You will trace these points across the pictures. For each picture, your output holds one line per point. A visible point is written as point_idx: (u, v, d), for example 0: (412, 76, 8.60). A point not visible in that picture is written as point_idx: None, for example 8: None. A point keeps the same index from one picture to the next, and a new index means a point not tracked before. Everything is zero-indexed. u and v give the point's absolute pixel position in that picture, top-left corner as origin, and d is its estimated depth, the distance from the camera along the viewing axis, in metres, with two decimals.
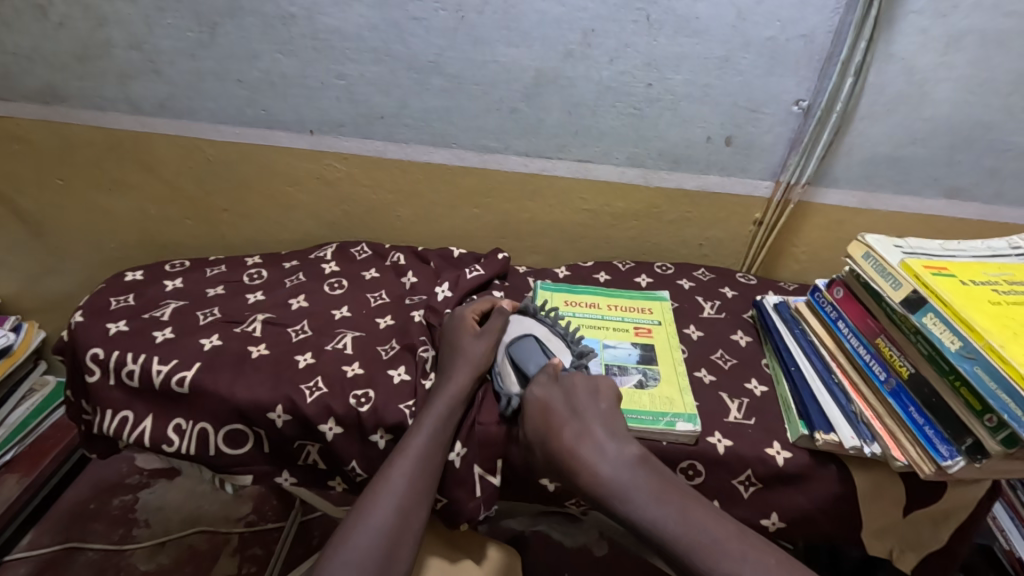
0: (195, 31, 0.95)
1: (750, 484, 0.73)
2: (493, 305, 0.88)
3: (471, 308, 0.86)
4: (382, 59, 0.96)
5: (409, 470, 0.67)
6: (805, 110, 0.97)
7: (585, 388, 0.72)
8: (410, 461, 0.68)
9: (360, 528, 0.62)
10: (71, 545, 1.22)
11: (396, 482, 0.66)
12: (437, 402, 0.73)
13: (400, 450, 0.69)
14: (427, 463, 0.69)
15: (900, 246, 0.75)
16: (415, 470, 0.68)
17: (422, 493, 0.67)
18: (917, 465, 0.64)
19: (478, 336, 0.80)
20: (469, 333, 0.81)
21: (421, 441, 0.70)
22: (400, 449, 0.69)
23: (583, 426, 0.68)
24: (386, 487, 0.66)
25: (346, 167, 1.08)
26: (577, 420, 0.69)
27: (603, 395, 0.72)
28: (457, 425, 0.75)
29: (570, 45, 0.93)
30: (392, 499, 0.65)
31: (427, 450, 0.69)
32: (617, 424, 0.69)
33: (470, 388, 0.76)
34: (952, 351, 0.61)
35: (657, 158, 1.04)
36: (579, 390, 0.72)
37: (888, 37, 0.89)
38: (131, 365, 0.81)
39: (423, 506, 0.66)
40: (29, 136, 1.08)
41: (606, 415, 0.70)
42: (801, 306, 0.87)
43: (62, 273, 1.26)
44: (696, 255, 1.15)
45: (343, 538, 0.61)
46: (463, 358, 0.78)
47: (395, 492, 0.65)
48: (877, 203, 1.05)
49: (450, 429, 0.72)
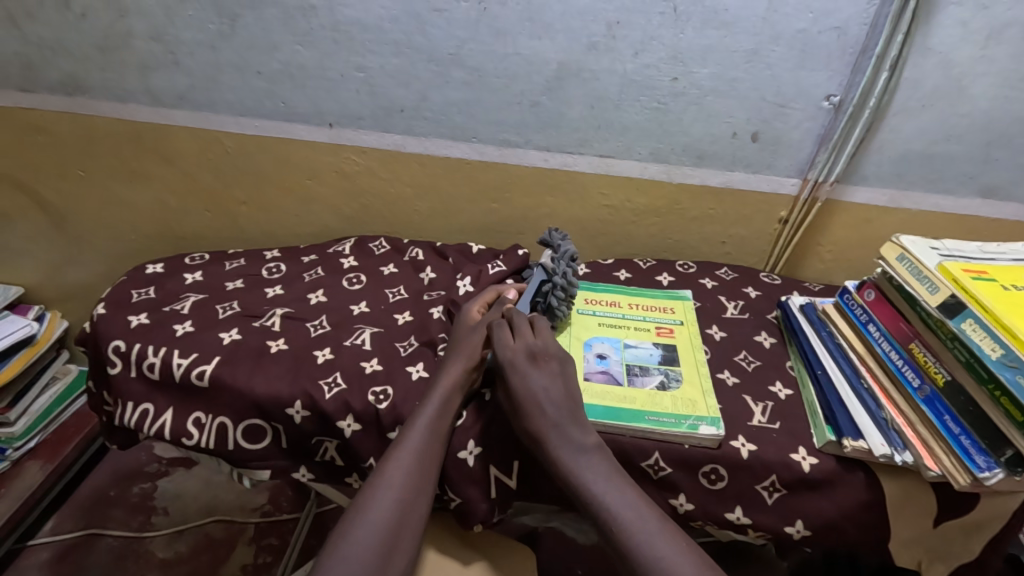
0: (214, 22, 0.95)
1: (774, 490, 0.71)
2: (498, 295, 0.88)
3: (476, 302, 0.85)
4: (402, 51, 0.95)
5: (407, 467, 0.66)
6: (836, 105, 0.94)
7: (556, 375, 0.71)
8: (407, 454, 0.67)
9: (359, 525, 0.61)
10: (92, 532, 1.23)
11: (393, 477, 0.65)
12: (434, 393, 0.73)
13: (394, 447, 0.68)
14: (425, 460, 0.68)
15: (936, 248, 0.72)
16: (413, 468, 0.66)
17: (422, 489, 0.66)
18: (952, 476, 0.61)
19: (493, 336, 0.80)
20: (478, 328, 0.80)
21: (416, 436, 0.69)
22: (396, 445, 0.69)
23: (550, 413, 0.67)
24: (383, 484, 0.65)
25: (365, 161, 1.07)
26: (544, 401, 0.68)
27: (566, 379, 0.71)
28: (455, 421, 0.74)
29: (594, 37, 0.91)
30: (392, 498, 0.64)
31: (427, 449, 0.68)
32: (578, 410, 0.69)
33: (464, 379, 0.75)
34: (993, 359, 0.59)
35: (680, 154, 1.01)
36: (544, 379, 0.70)
37: (925, 29, 0.86)
38: (152, 358, 0.81)
39: (423, 502, 0.66)
40: (51, 127, 1.09)
41: (569, 399, 0.69)
42: (830, 308, 0.85)
43: (84, 263, 1.27)
44: (719, 254, 1.12)
45: (336, 539, 0.60)
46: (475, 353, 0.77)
47: (393, 487, 0.64)
48: (908, 202, 1.02)
49: (446, 426, 0.71)
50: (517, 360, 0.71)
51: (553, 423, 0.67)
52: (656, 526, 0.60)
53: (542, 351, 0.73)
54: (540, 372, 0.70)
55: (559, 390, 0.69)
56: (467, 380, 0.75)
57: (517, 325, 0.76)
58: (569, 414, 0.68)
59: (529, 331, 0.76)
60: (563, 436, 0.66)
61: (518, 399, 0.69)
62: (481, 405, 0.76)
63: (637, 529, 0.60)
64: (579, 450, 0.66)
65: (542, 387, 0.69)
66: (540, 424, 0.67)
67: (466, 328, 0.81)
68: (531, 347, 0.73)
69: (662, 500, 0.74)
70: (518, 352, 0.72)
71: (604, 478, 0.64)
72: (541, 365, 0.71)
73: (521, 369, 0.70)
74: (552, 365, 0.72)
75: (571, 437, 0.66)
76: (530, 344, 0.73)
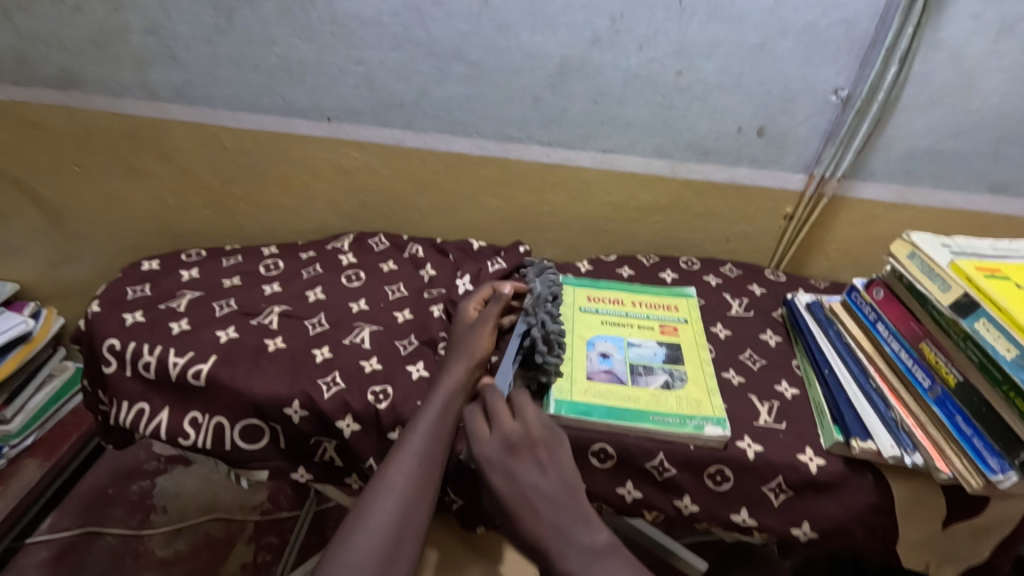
0: (211, 15, 0.93)
1: (780, 492, 0.70)
2: (494, 291, 0.86)
3: (474, 300, 0.84)
4: (402, 45, 0.93)
5: (408, 470, 0.65)
6: (844, 100, 0.92)
7: (545, 467, 0.61)
8: (407, 457, 0.66)
9: (359, 530, 0.60)
10: (91, 530, 1.22)
11: (395, 481, 0.64)
12: (437, 394, 0.72)
13: (395, 450, 0.67)
14: (427, 464, 0.66)
15: (947, 245, 0.71)
16: (415, 471, 0.65)
17: (424, 492, 0.65)
18: (964, 479, 0.60)
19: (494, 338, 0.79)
20: (479, 328, 0.79)
21: (417, 440, 0.68)
22: (398, 447, 0.68)
23: (546, 514, 0.58)
24: (386, 487, 0.64)
25: (364, 156, 1.05)
26: (535, 497, 0.59)
27: (559, 468, 0.61)
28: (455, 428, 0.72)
29: (598, 31, 0.89)
30: (394, 501, 0.63)
31: (428, 451, 0.67)
32: (578, 502, 0.59)
33: (468, 380, 0.74)
34: (1007, 360, 0.57)
35: (685, 149, 1.00)
36: (530, 472, 0.60)
37: (936, 23, 0.84)
38: (147, 357, 0.79)
39: (426, 507, 0.64)
40: (45, 122, 1.07)
41: (566, 491, 0.60)
42: (836, 306, 0.83)
43: (80, 260, 1.26)
44: (723, 251, 1.11)
45: (338, 543, 0.59)
46: (474, 353, 0.76)
47: (395, 491, 0.63)
48: (915, 198, 1.01)
49: (450, 427, 0.70)
50: (494, 455, 0.62)
51: (549, 528, 0.57)
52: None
53: (523, 439, 0.63)
54: (525, 466, 0.61)
55: (550, 483, 0.60)
56: (470, 381, 0.74)
57: (491, 408, 0.66)
58: (568, 512, 0.58)
59: (505, 414, 0.65)
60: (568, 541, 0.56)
61: (506, 501, 0.59)
62: None
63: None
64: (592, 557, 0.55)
65: (529, 486, 0.60)
66: (536, 528, 0.57)
67: (467, 329, 0.80)
68: (510, 437, 0.63)
69: (666, 502, 0.72)
70: (497, 448, 0.62)
71: None
72: (525, 457, 0.62)
73: (503, 467, 0.61)
74: (537, 453, 0.62)
75: (577, 540, 0.56)
76: (507, 432, 0.63)
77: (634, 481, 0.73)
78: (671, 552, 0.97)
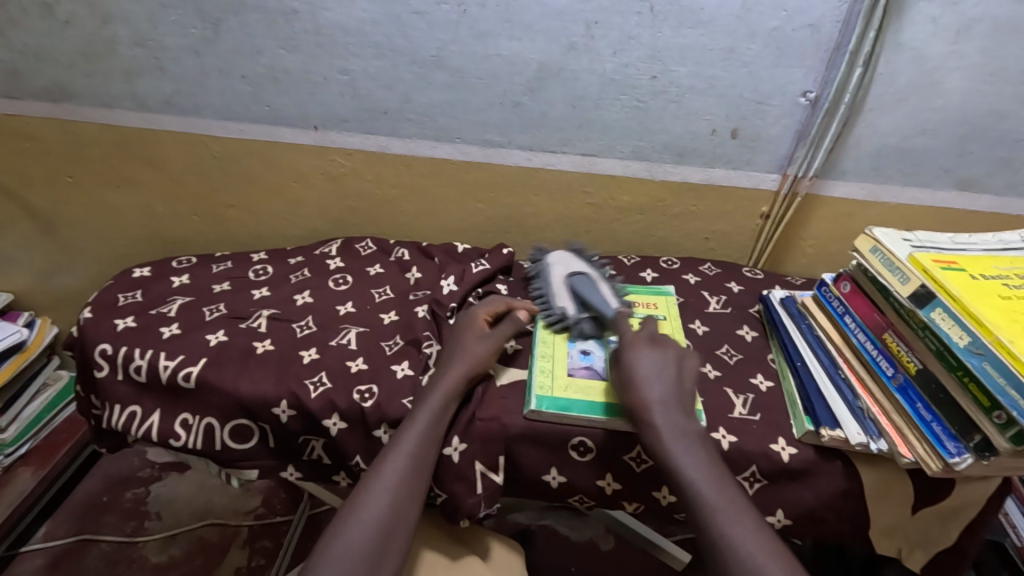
0: (198, 27, 0.95)
1: (754, 481, 0.72)
2: (508, 308, 0.87)
3: (486, 307, 0.86)
4: (385, 54, 0.96)
5: (400, 468, 0.67)
6: (812, 101, 0.95)
7: (673, 359, 0.73)
8: (401, 455, 0.68)
9: (350, 525, 0.62)
10: (85, 537, 1.24)
11: (389, 476, 0.66)
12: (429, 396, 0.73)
13: (391, 447, 0.69)
14: (419, 461, 0.68)
15: (908, 239, 0.74)
16: (408, 468, 0.67)
17: (416, 488, 0.67)
18: (924, 462, 0.63)
19: (489, 343, 0.80)
20: (488, 339, 0.80)
21: (412, 437, 0.70)
22: (392, 444, 0.69)
23: (659, 390, 0.69)
24: (381, 482, 0.66)
25: (351, 163, 1.08)
26: (653, 384, 0.69)
27: (682, 367, 0.73)
28: (453, 420, 0.74)
29: (574, 38, 0.92)
30: (387, 495, 0.65)
31: (422, 448, 0.69)
32: (686, 399, 0.70)
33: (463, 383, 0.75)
34: (961, 347, 0.60)
35: (662, 151, 1.03)
36: (653, 359, 0.72)
37: (897, 26, 0.87)
38: (138, 361, 0.81)
39: (417, 503, 0.67)
40: (38, 134, 1.09)
41: (680, 386, 0.71)
42: (808, 301, 0.86)
43: (73, 268, 1.27)
44: (703, 250, 1.14)
45: (328, 539, 0.61)
46: (472, 360, 0.77)
47: (390, 488, 0.66)
48: (886, 196, 1.04)
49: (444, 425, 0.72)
50: (637, 340, 0.75)
51: (663, 397, 0.68)
52: (726, 511, 0.59)
53: (661, 338, 0.76)
54: (656, 354, 0.73)
55: (671, 371, 0.72)
56: (465, 383, 0.75)
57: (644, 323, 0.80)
58: (675, 399, 0.69)
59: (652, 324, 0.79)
60: (668, 416, 0.67)
61: (630, 372, 0.71)
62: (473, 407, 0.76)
63: (709, 503, 0.60)
64: (681, 433, 0.66)
65: (653, 365, 0.72)
66: (646, 400, 0.68)
67: (474, 335, 0.80)
68: (653, 334, 0.76)
69: (644, 492, 0.75)
70: (642, 337, 0.76)
71: (703, 463, 0.63)
72: (659, 347, 0.75)
73: (644, 350, 0.73)
74: (670, 350, 0.75)
75: (675, 418, 0.67)
76: (653, 331, 0.77)
77: (613, 473, 0.75)
78: (656, 546, 1.06)
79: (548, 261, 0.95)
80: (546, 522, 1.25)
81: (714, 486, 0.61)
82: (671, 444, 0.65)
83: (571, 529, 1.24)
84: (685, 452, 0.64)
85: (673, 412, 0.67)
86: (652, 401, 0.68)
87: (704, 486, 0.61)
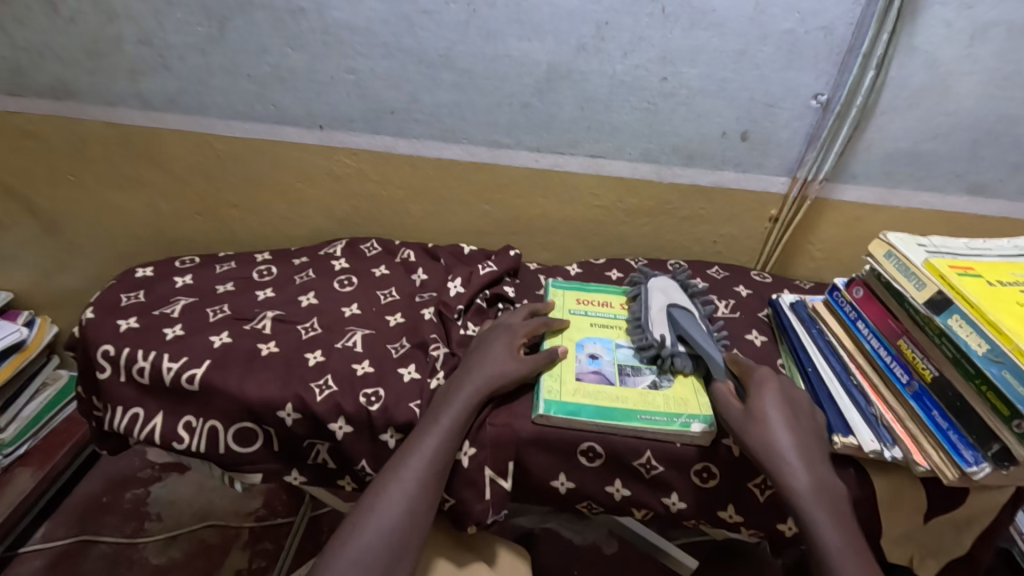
0: (204, 25, 0.94)
1: (766, 488, 0.72)
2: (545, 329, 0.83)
3: (526, 327, 0.82)
4: (392, 54, 0.95)
5: (414, 472, 0.67)
6: (824, 104, 0.94)
7: (804, 412, 0.70)
8: (419, 458, 0.68)
9: (362, 530, 0.62)
10: (85, 538, 1.23)
11: (407, 480, 0.66)
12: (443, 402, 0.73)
13: (406, 449, 0.69)
14: (435, 465, 0.68)
15: (923, 244, 0.73)
16: (422, 473, 0.67)
17: (429, 492, 0.67)
18: (940, 471, 0.62)
19: (504, 349, 0.78)
20: (519, 361, 0.77)
21: (427, 441, 0.69)
22: (407, 447, 0.69)
23: (795, 445, 0.66)
24: (398, 485, 0.66)
25: (356, 163, 1.07)
26: (790, 439, 0.66)
27: (814, 416, 0.70)
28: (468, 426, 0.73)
29: (584, 38, 0.91)
30: (403, 499, 0.65)
31: (437, 451, 0.68)
32: (823, 455, 0.67)
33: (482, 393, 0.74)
34: (979, 355, 0.59)
35: (671, 154, 1.02)
36: (782, 409, 0.69)
37: (911, 29, 0.86)
38: (141, 362, 0.80)
39: (433, 506, 0.67)
40: (40, 132, 1.08)
41: (816, 441, 0.68)
42: (820, 305, 0.85)
43: (75, 267, 1.26)
44: (710, 253, 1.13)
45: (339, 542, 0.62)
46: (486, 369, 0.75)
47: (406, 492, 0.65)
48: (897, 200, 1.03)
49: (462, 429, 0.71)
50: (768, 386, 0.72)
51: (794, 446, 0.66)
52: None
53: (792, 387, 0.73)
54: (787, 404, 0.70)
55: (805, 424, 0.69)
56: (474, 388, 0.74)
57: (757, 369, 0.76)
58: (813, 456, 0.66)
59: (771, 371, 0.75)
60: (806, 475, 0.64)
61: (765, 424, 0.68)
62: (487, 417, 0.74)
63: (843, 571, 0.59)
64: (818, 493, 0.63)
65: (789, 417, 0.68)
66: (784, 455, 0.65)
67: (507, 355, 0.77)
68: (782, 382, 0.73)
69: (654, 499, 0.75)
70: (772, 383, 0.72)
71: (837, 527, 0.62)
72: (790, 397, 0.71)
73: (767, 393, 0.70)
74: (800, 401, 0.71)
75: (812, 476, 0.64)
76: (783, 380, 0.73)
77: (622, 479, 0.75)
78: (660, 550, 1.04)
79: (650, 285, 0.90)
80: (549, 526, 1.23)
81: (851, 557, 0.60)
82: (809, 499, 0.63)
83: (573, 533, 1.23)
84: (819, 507, 0.62)
85: (811, 470, 0.65)
86: (785, 452, 0.65)
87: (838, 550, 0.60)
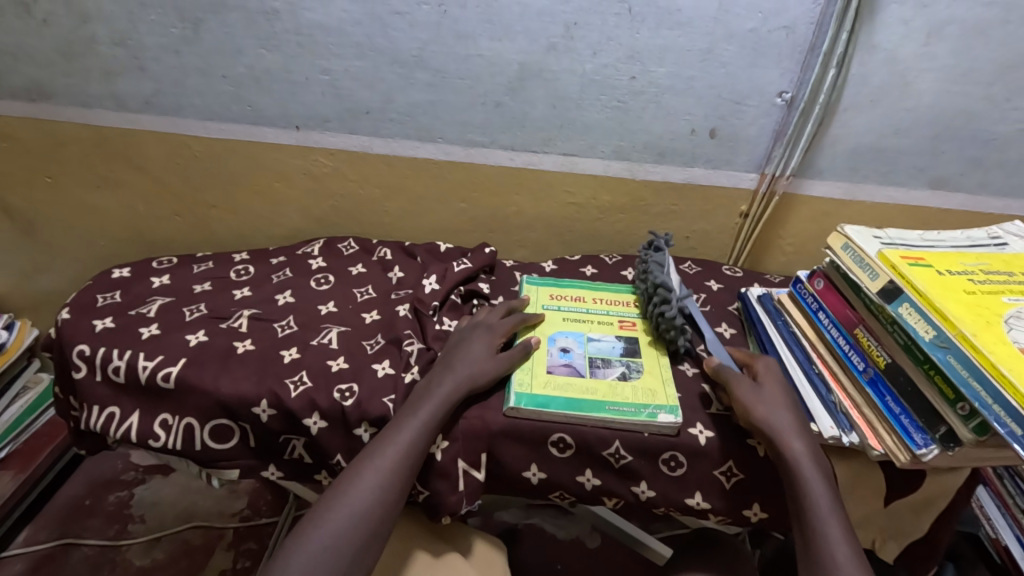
0: (178, 27, 0.95)
1: (730, 475, 0.74)
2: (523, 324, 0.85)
3: (507, 325, 0.83)
4: (365, 54, 0.96)
5: (387, 463, 0.68)
6: (788, 102, 0.97)
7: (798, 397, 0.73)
8: (395, 450, 0.69)
9: (332, 515, 0.64)
10: (67, 541, 1.23)
11: (381, 468, 0.67)
12: (419, 398, 0.73)
13: (380, 440, 0.70)
14: (410, 455, 0.69)
15: (878, 237, 0.75)
16: (395, 463, 0.68)
17: (402, 481, 0.68)
18: (893, 454, 0.64)
19: (482, 345, 0.80)
20: (500, 359, 0.78)
21: (402, 433, 0.70)
22: (383, 437, 0.70)
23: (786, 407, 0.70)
24: (372, 474, 0.67)
25: (334, 162, 1.08)
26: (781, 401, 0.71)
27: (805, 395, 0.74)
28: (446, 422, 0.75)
29: (553, 38, 0.93)
30: (377, 488, 0.66)
31: (413, 443, 0.69)
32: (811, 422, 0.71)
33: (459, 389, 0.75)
34: (926, 341, 0.62)
35: (642, 151, 1.04)
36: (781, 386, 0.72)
37: (869, 28, 0.89)
38: (117, 362, 0.81)
39: (405, 494, 0.68)
40: (16, 134, 1.08)
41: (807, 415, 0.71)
42: (784, 297, 0.87)
43: (54, 270, 1.26)
44: (684, 248, 1.15)
45: (308, 527, 0.63)
46: (456, 367, 0.77)
47: (379, 481, 0.67)
48: (863, 195, 1.06)
49: (439, 423, 0.72)
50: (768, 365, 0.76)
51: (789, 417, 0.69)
52: (836, 522, 0.62)
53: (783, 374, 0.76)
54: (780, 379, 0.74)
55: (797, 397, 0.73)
56: (446, 382, 0.75)
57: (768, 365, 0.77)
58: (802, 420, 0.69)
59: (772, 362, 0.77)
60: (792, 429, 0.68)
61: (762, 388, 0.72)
62: (463, 415, 0.76)
63: (826, 526, 0.62)
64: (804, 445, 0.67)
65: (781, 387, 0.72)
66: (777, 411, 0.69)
67: (485, 351, 0.79)
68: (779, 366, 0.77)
69: (623, 488, 0.76)
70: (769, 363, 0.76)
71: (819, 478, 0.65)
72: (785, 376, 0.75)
73: (773, 380, 0.73)
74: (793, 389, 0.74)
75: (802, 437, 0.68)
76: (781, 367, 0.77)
77: (593, 469, 0.76)
78: (640, 543, 1.06)
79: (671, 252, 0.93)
80: (532, 521, 1.25)
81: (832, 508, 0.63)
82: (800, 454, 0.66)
83: (555, 527, 1.25)
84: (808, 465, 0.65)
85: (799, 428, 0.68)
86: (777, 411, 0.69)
87: (827, 509, 0.63)
